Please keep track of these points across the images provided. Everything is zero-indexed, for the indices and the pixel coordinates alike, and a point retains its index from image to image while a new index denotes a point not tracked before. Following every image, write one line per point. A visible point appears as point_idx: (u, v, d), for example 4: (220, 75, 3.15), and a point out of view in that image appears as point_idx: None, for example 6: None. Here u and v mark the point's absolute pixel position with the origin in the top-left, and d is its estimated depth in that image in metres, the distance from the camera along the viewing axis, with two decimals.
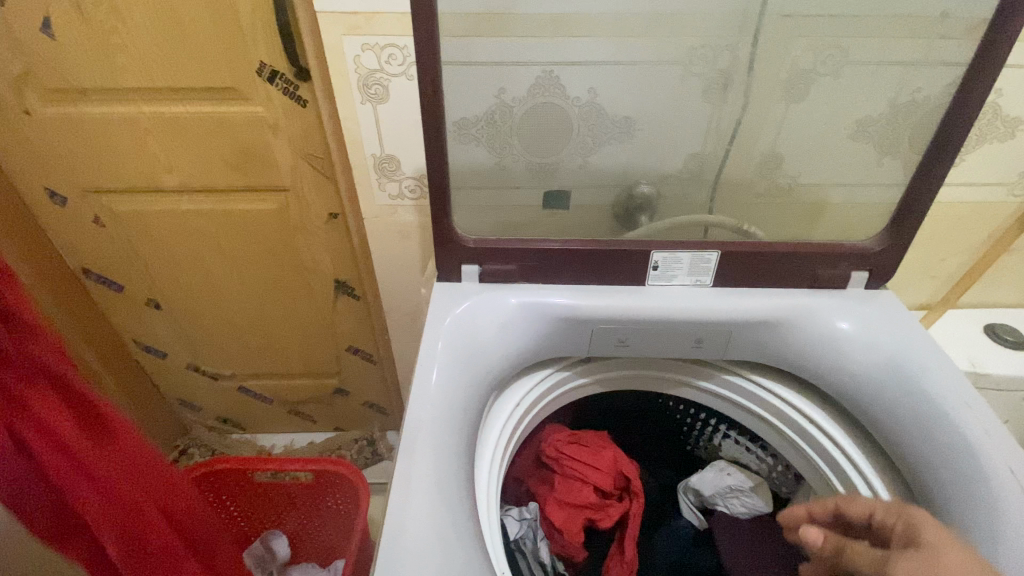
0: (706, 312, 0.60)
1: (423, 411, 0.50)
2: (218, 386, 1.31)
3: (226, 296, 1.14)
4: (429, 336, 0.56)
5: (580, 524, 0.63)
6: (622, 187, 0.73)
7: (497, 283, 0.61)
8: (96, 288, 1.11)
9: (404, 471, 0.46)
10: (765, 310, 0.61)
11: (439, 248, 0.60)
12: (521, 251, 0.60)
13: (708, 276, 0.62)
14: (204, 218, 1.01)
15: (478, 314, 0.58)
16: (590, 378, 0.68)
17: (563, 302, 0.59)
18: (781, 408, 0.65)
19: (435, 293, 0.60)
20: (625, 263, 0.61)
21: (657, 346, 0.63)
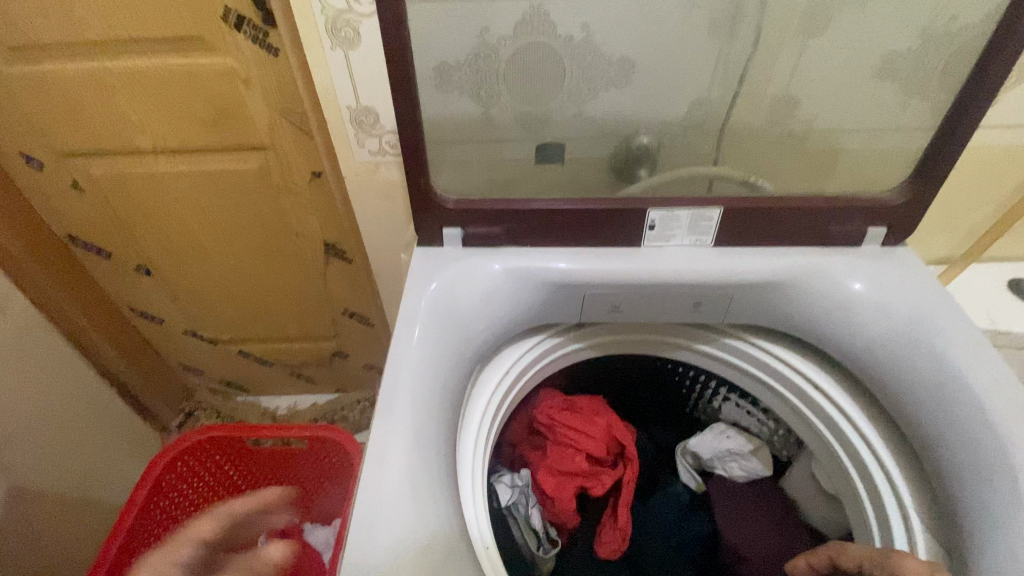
0: (706, 274, 0.56)
1: (400, 383, 0.47)
2: (218, 350, 1.31)
3: (216, 259, 1.11)
4: (406, 304, 0.53)
5: (572, 493, 0.62)
6: (619, 138, 0.67)
7: (482, 246, 0.57)
8: (84, 255, 1.08)
9: (379, 449, 0.43)
10: (769, 271, 0.57)
11: (419, 210, 0.56)
12: (505, 212, 0.55)
13: (708, 236, 0.58)
14: (184, 180, 0.97)
15: (461, 280, 0.55)
16: (583, 344, 0.65)
17: (552, 266, 0.55)
18: (786, 372, 0.61)
19: (414, 259, 0.56)
20: (619, 223, 0.57)
21: (653, 311, 0.59)
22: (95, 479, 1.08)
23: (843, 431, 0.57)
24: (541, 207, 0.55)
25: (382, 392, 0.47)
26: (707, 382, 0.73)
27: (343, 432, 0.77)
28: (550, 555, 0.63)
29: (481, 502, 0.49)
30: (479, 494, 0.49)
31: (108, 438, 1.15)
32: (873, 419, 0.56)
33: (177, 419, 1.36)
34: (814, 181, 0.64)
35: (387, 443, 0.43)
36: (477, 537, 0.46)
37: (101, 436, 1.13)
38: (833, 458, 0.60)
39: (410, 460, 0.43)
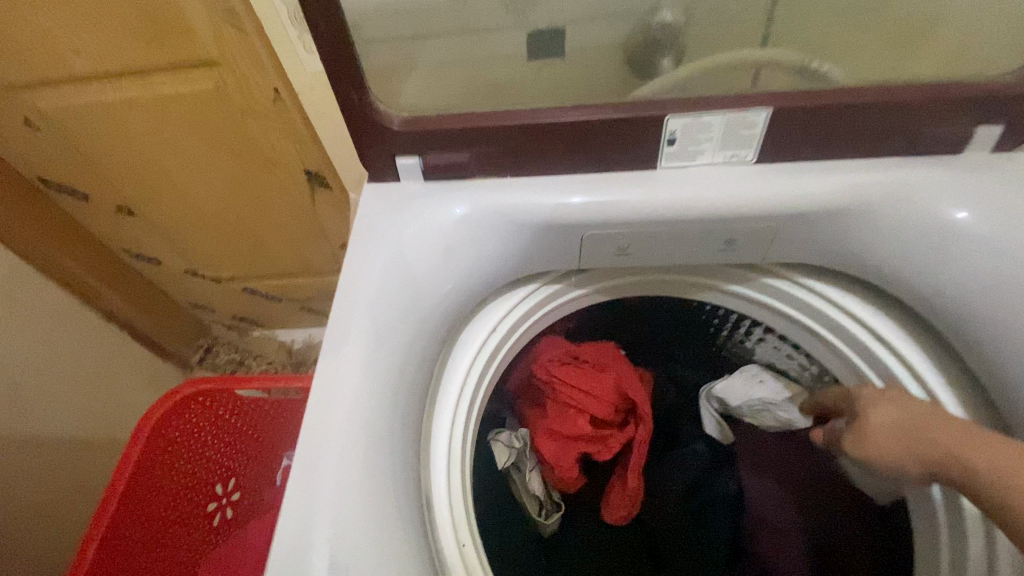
0: (741, 204, 0.43)
1: (343, 363, 0.39)
2: (223, 287, 1.26)
3: (197, 195, 1.02)
4: (351, 261, 0.43)
5: (573, 458, 0.55)
6: (633, 16, 0.52)
7: (453, 179, 0.46)
8: (62, 199, 1.00)
9: (319, 442, 0.37)
10: (820, 198, 0.43)
11: (366, 136, 0.44)
12: (476, 133, 0.43)
13: (749, 150, 0.44)
14: (138, 109, 0.84)
15: (425, 225, 0.44)
16: (585, 291, 0.54)
17: (540, 203, 0.44)
18: (835, 318, 0.50)
19: (362, 202, 0.46)
20: (627, 139, 0.43)
21: (674, 251, 0.47)
22: (119, 418, 1.12)
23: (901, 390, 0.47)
24: (522, 122, 0.42)
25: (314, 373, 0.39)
26: (733, 322, 0.63)
27: None
28: (553, 519, 0.59)
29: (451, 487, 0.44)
30: (449, 476, 0.44)
31: (129, 378, 1.18)
32: (952, 383, 0.45)
33: (196, 355, 1.37)
34: (907, 60, 0.47)
35: (327, 438, 0.37)
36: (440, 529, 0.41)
37: (115, 382, 1.13)
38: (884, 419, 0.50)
39: (350, 461, 0.36)
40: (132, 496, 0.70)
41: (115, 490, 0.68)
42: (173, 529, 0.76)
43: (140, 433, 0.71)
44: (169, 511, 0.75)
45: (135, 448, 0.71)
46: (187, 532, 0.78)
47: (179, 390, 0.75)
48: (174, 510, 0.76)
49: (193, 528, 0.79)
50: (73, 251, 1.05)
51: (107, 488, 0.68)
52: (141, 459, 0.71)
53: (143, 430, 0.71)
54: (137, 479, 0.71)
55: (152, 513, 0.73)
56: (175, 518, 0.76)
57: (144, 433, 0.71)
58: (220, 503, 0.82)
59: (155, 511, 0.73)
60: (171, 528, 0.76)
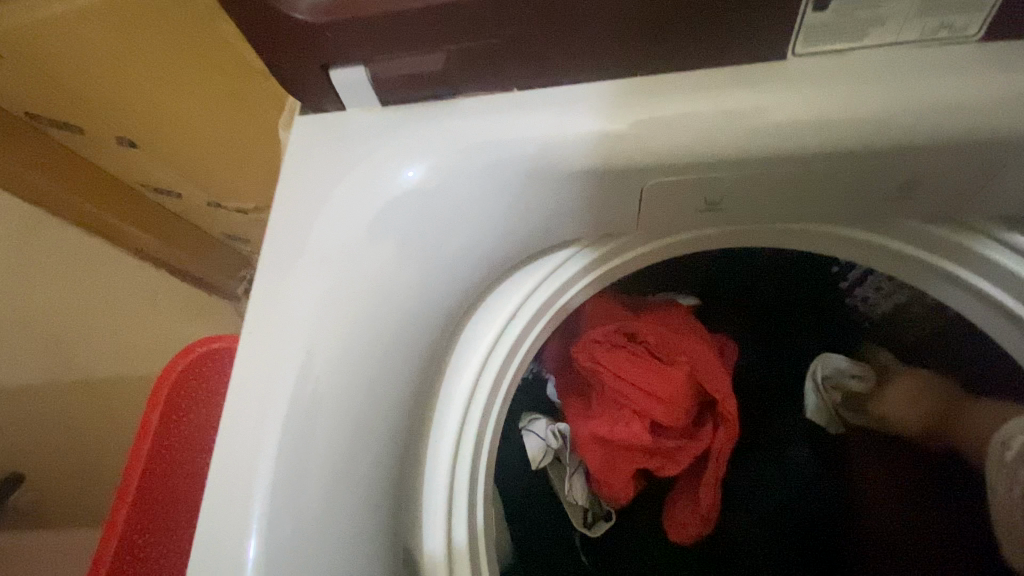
0: (857, 123, 0.29)
1: (287, 399, 0.34)
2: (252, 219, 1.19)
3: (195, 122, 0.89)
4: (288, 231, 0.36)
5: (628, 465, 0.53)
6: None
7: (438, 97, 0.35)
8: (63, 136, 0.91)
9: (292, 441, 0.34)
10: (964, 123, 0.29)
11: (304, 47, 0.32)
12: (498, 21, 0.30)
13: (976, 19, 0.29)
14: (94, 22, 0.70)
15: (384, 168, 0.35)
16: (629, 255, 0.43)
17: (542, 146, 0.32)
18: (973, 246, 0.39)
19: (294, 139, 0.38)
20: (736, 11, 0.29)
21: (775, 203, 0.34)
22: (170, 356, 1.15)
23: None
24: (529, 0, 0.29)
25: (245, 424, 0.34)
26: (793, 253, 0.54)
27: None
28: (599, 527, 0.60)
29: (455, 451, 0.44)
30: (458, 444, 0.44)
31: (177, 314, 1.18)
32: None
33: (241, 287, 1.35)
34: None
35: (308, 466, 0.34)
36: (433, 498, 0.43)
37: (160, 321, 1.13)
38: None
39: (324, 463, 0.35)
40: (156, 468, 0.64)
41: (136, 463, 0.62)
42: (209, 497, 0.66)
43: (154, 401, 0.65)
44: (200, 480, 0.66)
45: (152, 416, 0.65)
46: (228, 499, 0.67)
47: (172, 361, 0.68)
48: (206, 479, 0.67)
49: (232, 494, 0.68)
50: (92, 194, 0.98)
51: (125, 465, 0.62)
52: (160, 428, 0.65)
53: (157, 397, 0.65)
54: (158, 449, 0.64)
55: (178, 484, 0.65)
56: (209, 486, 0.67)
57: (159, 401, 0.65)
58: None
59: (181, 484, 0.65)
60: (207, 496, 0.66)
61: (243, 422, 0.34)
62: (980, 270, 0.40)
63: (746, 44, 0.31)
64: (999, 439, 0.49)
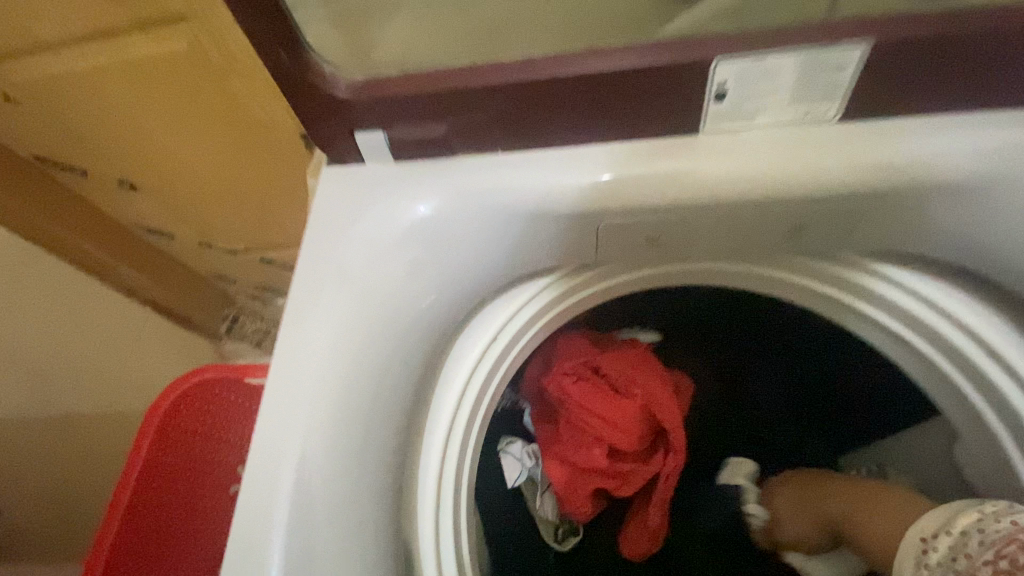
0: (765, 178, 0.38)
1: (298, 412, 0.38)
2: (239, 259, 1.24)
3: (194, 168, 0.96)
4: (306, 272, 0.41)
5: (589, 484, 0.59)
6: None
7: (436, 157, 0.42)
8: (65, 177, 0.97)
9: (306, 462, 0.37)
10: (845, 183, 0.38)
11: (321, 107, 0.39)
12: (484, 97, 0.38)
13: (831, 104, 0.38)
14: (112, 77, 0.77)
15: (393, 225, 0.41)
16: (592, 289, 0.50)
17: (529, 201, 0.40)
18: (898, 300, 0.46)
19: (321, 187, 0.44)
20: (665, 90, 0.37)
21: (710, 242, 0.42)
22: (150, 392, 1.15)
23: (968, 357, 0.44)
24: (505, 84, 0.37)
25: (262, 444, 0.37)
26: (747, 299, 0.61)
27: None
28: (568, 541, 0.64)
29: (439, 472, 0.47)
30: (441, 465, 0.47)
31: (159, 352, 1.20)
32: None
33: (224, 325, 1.37)
34: None
35: (316, 471, 0.37)
36: (424, 506, 0.46)
37: (142, 357, 1.15)
38: (957, 399, 0.47)
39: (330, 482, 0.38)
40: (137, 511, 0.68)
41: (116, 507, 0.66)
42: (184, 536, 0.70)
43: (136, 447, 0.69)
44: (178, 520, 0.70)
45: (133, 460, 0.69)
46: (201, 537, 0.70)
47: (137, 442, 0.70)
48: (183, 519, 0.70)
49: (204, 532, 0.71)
50: (85, 231, 1.02)
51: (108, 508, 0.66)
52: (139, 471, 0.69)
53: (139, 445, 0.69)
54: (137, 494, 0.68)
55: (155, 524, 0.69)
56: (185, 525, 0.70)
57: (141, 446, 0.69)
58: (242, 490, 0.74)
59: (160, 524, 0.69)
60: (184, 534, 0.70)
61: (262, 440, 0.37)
62: (900, 318, 0.47)
63: (676, 121, 0.39)
64: (918, 538, 0.46)
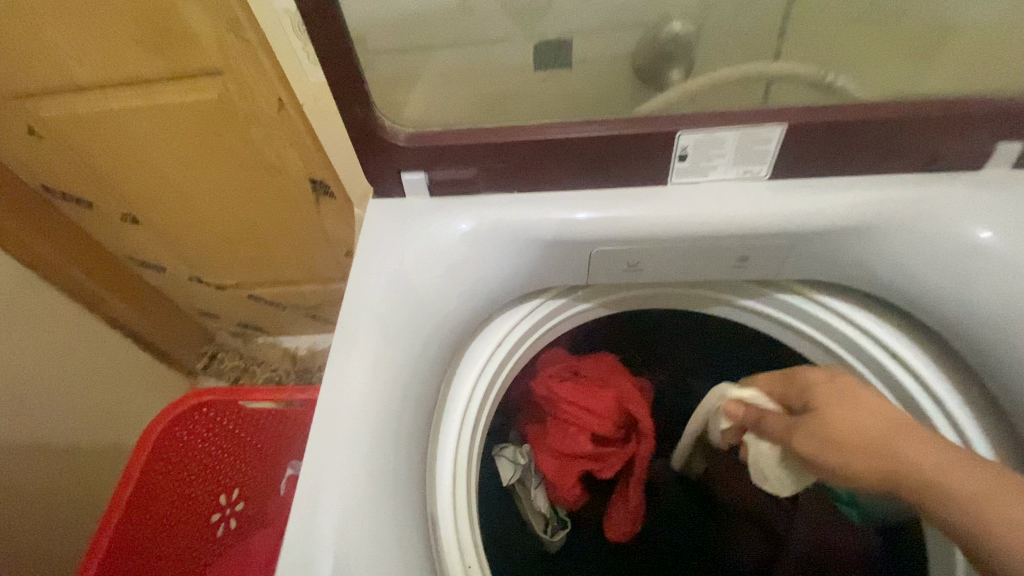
0: (722, 220, 0.48)
1: (337, 418, 0.42)
2: (227, 295, 1.27)
3: (199, 202, 1.01)
4: (354, 284, 0.47)
5: (576, 471, 0.64)
6: (644, 30, 0.55)
7: (459, 194, 0.51)
8: (67, 208, 1.00)
9: (348, 454, 0.41)
10: (793, 226, 0.48)
11: (375, 150, 0.48)
12: (498, 148, 0.47)
13: (763, 166, 0.48)
14: (140, 117, 0.84)
15: (426, 247, 0.49)
16: (580, 311, 0.58)
17: (543, 228, 0.48)
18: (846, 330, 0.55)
19: (368, 216, 0.51)
20: (642, 152, 0.47)
21: (678, 268, 0.52)
22: (122, 425, 1.12)
23: (876, 361, 0.53)
24: (517, 141, 0.47)
25: (314, 433, 0.41)
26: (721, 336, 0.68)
27: None
28: (559, 534, 0.69)
29: (454, 488, 0.47)
30: (455, 480, 0.48)
31: (134, 384, 1.18)
32: (952, 381, 0.50)
33: (201, 360, 1.37)
34: (919, 68, 0.50)
35: (359, 467, 0.40)
36: (444, 495, 0.47)
37: (117, 389, 1.13)
38: None
39: (365, 477, 0.40)
40: (129, 527, 0.72)
41: (108, 522, 0.70)
42: (169, 548, 0.77)
43: (129, 468, 0.72)
44: (162, 534, 0.76)
45: (128, 480, 0.72)
46: (183, 549, 0.79)
47: (135, 452, 0.72)
48: (168, 532, 0.77)
49: (186, 545, 0.79)
50: (79, 259, 1.05)
51: (99, 523, 0.69)
52: (133, 491, 0.72)
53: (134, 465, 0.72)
54: (129, 511, 0.72)
55: (142, 538, 0.74)
56: (170, 539, 0.77)
57: (135, 467, 0.72)
58: (224, 515, 0.83)
59: (146, 539, 0.74)
60: (169, 547, 0.77)
61: (315, 427, 0.42)
62: (846, 346, 0.55)
63: (650, 176, 0.49)
64: None
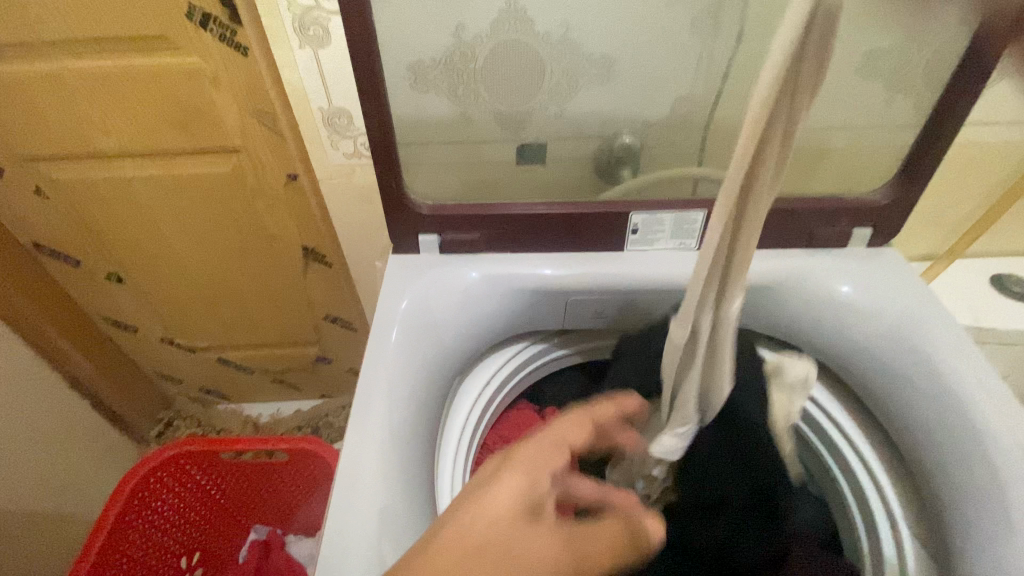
0: (667, 279, 0.61)
1: (362, 446, 0.48)
2: (196, 358, 1.27)
3: (189, 264, 1.07)
4: (378, 322, 0.56)
5: None
6: (602, 139, 0.68)
7: (460, 252, 0.62)
8: (53, 264, 1.03)
9: (378, 462, 0.47)
10: None
11: (402, 214, 0.60)
12: (492, 217, 0.60)
13: (693, 240, 0.63)
14: (153, 184, 0.92)
15: (435, 293, 0.59)
16: (556, 355, 0.68)
17: (529, 279, 0.60)
18: None
19: (389, 268, 0.61)
20: (605, 226, 0.61)
21: (634, 318, 0.64)
22: (68, 492, 1.06)
23: None
24: (509, 213, 0.60)
25: (348, 445, 0.48)
26: None
27: (320, 443, 0.79)
28: None
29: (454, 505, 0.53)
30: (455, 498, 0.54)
31: (83, 449, 1.13)
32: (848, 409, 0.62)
33: (155, 429, 1.32)
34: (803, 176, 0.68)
35: (383, 512, 0.44)
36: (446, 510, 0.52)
37: (69, 450, 1.09)
38: (808, 447, 0.65)
39: (390, 483, 0.46)
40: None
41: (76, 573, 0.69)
42: None
43: (107, 513, 0.74)
44: None
45: (104, 525, 0.73)
46: None
47: (109, 503, 0.74)
48: None
49: None
50: (52, 315, 1.05)
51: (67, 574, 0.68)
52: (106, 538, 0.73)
53: (112, 511, 0.74)
54: (100, 560, 0.72)
55: None
56: None
57: (112, 513, 0.74)
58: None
59: None
60: None
61: (349, 440, 0.48)
62: None
63: (609, 245, 0.63)
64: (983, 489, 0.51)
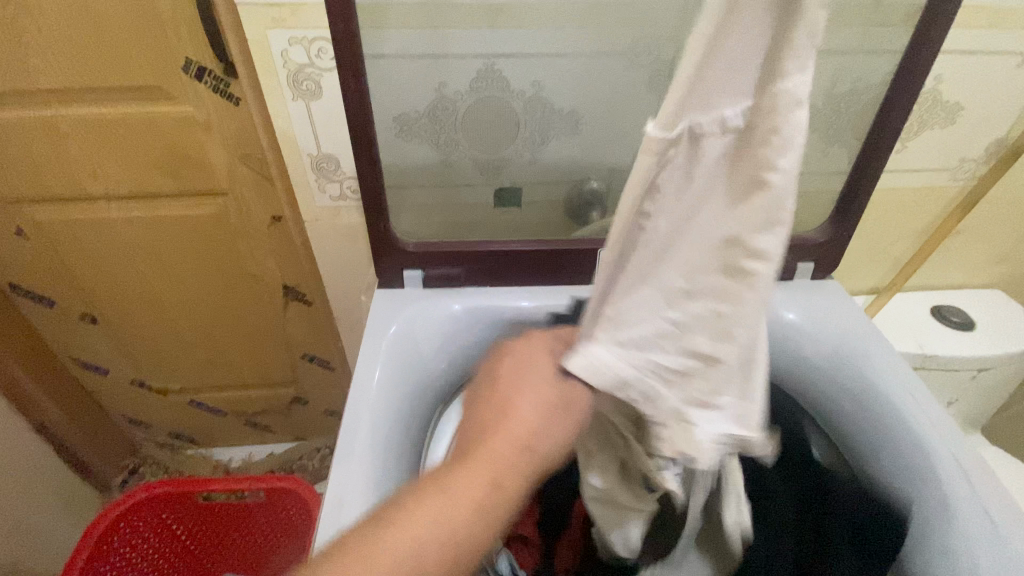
0: None
1: (349, 469, 0.49)
2: (166, 401, 1.25)
3: (166, 304, 1.07)
4: (364, 353, 0.59)
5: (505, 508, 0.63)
6: (572, 184, 0.74)
7: (442, 287, 0.66)
8: (26, 305, 1.02)
9: (365, 485, 0.48)
10: None
11: (389, 251, 0.64)
12: (471, 254, 0.64)
13: None
14: (136, 225, 0.94)
15: (418, 325, 0.63)
16: None
17: (508, 311, 0.65)
18: None
19: (375, 302, 0.64)
20: (577, 261, 0.65)
21: None
22: (28, 543, 1.00)
23: None
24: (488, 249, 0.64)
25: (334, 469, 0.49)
26: None
27: (299, 481, 0.78)
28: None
29: None
30: None
31: (44, 499, 1.07)
32: None
33: (118, 477, 1.27)
34: None
35: None
36: None
37: (30, 499, 1.04)
38: None
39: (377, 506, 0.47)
40: None
41: None
42: None
43: (73, 559, 0.71)
44: None
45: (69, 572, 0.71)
46: None
47: (72, 557, 0.71)
48: None
49: None
50: (20, 357, 1.03)
51: None
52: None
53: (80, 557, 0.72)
54: None
55: None
56: None
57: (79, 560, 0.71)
58: None
59: None
60: None
61: (336, 464, 0.49)
62: None
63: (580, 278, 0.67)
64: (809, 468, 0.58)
